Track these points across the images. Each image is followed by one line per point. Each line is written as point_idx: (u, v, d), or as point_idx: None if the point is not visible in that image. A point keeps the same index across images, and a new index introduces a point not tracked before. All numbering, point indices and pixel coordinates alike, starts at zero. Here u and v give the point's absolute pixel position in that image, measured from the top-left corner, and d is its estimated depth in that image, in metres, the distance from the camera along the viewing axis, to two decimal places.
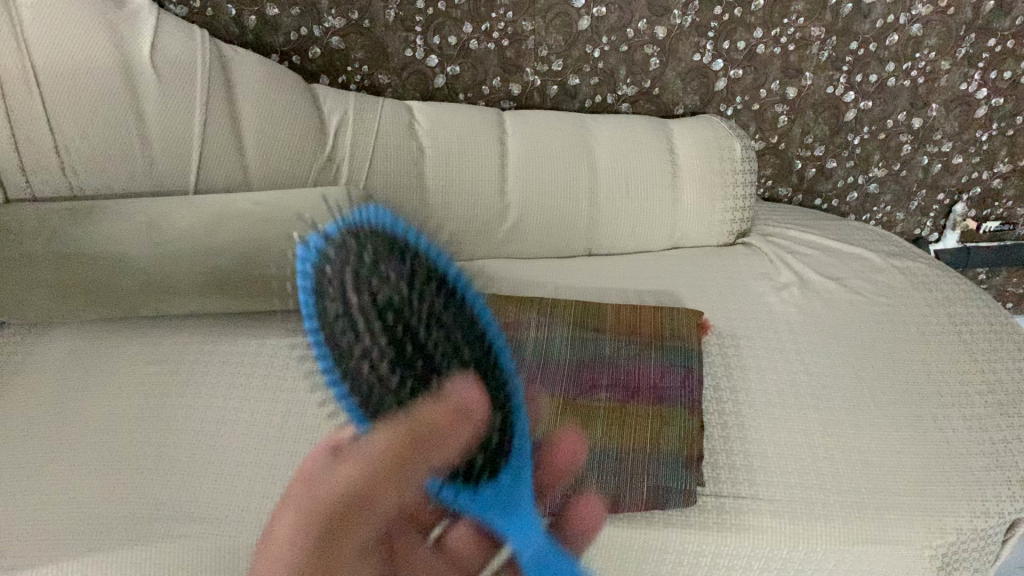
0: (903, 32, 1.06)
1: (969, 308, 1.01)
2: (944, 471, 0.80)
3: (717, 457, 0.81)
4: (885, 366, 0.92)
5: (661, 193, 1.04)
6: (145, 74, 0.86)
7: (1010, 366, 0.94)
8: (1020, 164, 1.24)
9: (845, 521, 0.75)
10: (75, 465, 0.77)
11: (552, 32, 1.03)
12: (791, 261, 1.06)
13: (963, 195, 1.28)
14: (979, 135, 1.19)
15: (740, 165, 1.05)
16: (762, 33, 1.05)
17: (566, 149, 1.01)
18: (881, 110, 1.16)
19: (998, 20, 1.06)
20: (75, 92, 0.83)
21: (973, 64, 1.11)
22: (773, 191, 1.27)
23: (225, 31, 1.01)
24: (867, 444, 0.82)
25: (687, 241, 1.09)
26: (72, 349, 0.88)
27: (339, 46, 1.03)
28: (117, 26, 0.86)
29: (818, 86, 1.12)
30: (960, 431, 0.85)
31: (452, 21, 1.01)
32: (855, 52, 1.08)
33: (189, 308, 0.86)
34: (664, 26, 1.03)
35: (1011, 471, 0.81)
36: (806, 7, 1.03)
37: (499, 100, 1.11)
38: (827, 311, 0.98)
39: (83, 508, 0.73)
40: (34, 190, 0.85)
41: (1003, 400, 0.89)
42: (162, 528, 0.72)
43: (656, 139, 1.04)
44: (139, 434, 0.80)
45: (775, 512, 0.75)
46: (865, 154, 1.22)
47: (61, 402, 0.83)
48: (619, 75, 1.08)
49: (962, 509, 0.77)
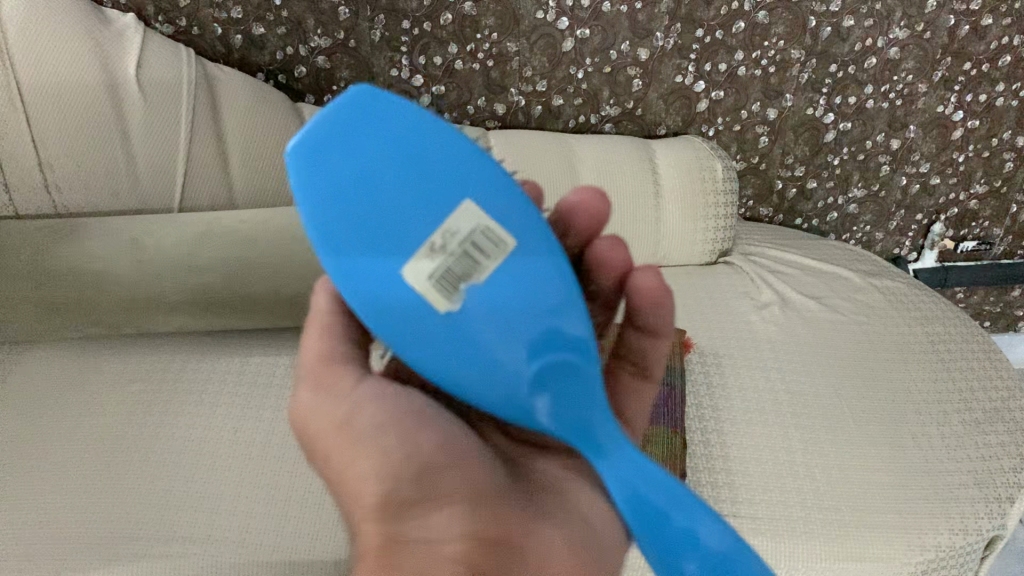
0: (881, 55, 1.08)
1: (948, 327, 1.02)
2: (922, 488, 0.81)
3: (699, 475, 0.82)
4: (864, 384, 0.93)
5: (644, 213, 1.04)
6: (131, 92, 0.86)
7: (987, 385, 0.95)
8: (996, 186, 1.26)
9: (825, 539, 0.75)
10: (55, 485, 0.76)
11: (536, 53, 1.04)
12: (773, 280, 1.07)
13: (941, 216, 1.30)
14: (956, 156, 1.21)
15: (721, 184, 1.07)
16: (743, 56, 1.07)
17: (551, 168, 1.01)
18: (859, 131, 1.17)
19: (973, 44, 1.08)
20: (61, 110, 0.83)
21: (948, 88, 1.13)
22: (754, 212, 1.28)
23: (211, 51, 1.01)
24: (848, 461, 0.83)
25: (670, 259, 1.10)
26: (54, 365, 0.88)
27: (325, 65, 1.04)
28: (103, 44, 0.86)
29: (798, 108, 1.14)
30: (939, 449, 0.86)
31: (437, 42, 1.02)
32: (833, 75, 1.10)
33: (173, 325, 0.87)
34: (646, 48, 1.05)
35: (988, 488, 0.82)
36: (786, 30, 1.04)
37: (484, 120, 1.12)
38: (807, 329, 0.99)
39: (64, 527, 0.73)
40: (16, 207, 0.86)
41: (980, 418, 0.90)
42: (144, 548, 0.72)
43: (636, 158, 1.05)
44: (122, 451, 0.80)
45: (756, 530, 0.76)
46: (844, 174, 1.23)
47: (41, 419, 0.82)
48: (602, 96, 1.10)
49: (940, 527, 0.78)
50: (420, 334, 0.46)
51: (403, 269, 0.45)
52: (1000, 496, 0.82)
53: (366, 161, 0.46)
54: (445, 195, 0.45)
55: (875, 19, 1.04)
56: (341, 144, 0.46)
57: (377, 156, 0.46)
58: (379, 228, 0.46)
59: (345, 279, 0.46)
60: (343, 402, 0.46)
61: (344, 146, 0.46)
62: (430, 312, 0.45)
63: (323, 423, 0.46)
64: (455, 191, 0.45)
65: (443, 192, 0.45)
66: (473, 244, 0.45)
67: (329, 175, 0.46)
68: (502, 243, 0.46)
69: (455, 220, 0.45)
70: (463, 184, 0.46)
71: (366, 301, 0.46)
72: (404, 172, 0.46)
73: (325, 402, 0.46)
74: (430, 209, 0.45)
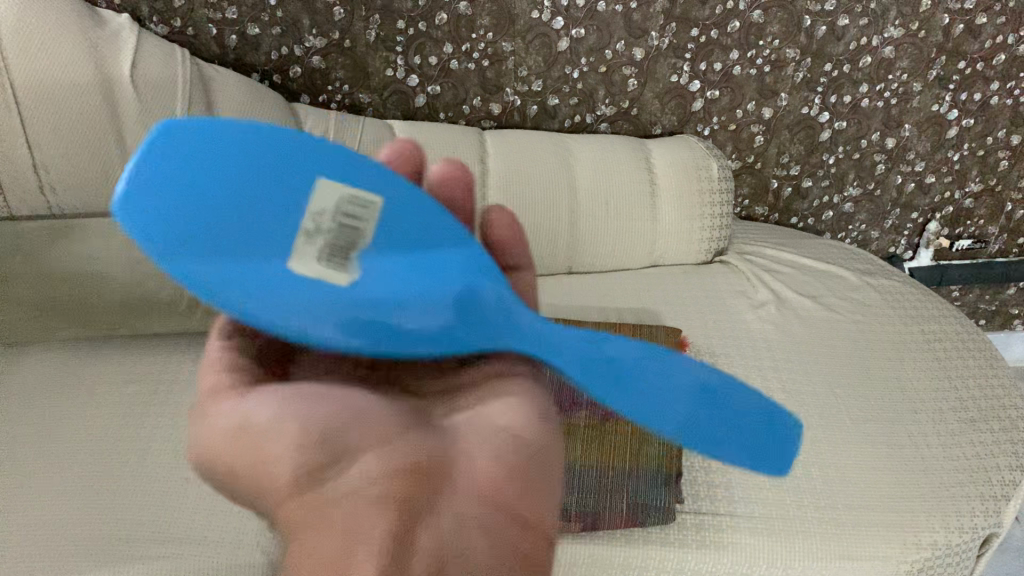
0: (876, 54, 1.08)
1: (944, 326, 1.02)
2: (918, 486, 0.81)
3: (696, 474, 0.81)
4: (860, 383, 0.93)
5: (639, 212, 1.04)
6: (125, 92, 0.86)
7: (983, 383, 0.95)
8: (991, 184, 1.26)
9: (821, 538, 0.75)
10: (50, 486, 0.76)
11: (531, 52, 1.04)
12: (768, 279, 1.07)
13: (936, 215, 1.30)
14: (951, 155, 1.22)
15: (717, 183, 1.06)
16: (738, 55, 1.07)
17: (546, 167, 1.01)
18: (855, 130, 1.18)
19: (968, 42, 1.09)
20: (55, 110, 0.82)
21: (943, 86, 1.13)
22: (749, 211, 1.28)
23: (205, 50, 1.01)
24: (844, 460, 0.83)
25: (666, 259, 1.10)
26: (48, 367, 0.88)
27: (320, 65, 1.03)
28: (97, 45, 0.86)
29: (792, 107, 1.14)
30: (935, 447, 0.86)
31: (433, 42, 1.02)
32: (828, 74, 1.10)
33: (171, 327, 0.88)
34: (641, 48, 1.05)
35: (985, 486, 0.82)
36: (781, 29, 1.04)
37: (479, 119, 1.12)
38: (803, 328, 0.99)
39: (57, 528, 0.73)
40: (12, 208, 0.85)
41: (976, 416, 0.90)
42: (139, 549, 0.72)
43: (633, 157, 1.05)
44: (118, 455, 0.79)
45: (754, 529, 0.76)
46: (840, 173, 1.23)
47: (35, 421, 0.82)
48: (597, 95, 1.10)
49: (937, 525, 0.78)
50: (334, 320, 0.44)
51: (289, 256, 0.44)
52: (996, 494, 0.82)
53: (207, 170, 0.44)
54: (300, 183, 0.45)
55: (870, 19, 1.05)
56: (173, 172, 0.43)
57: (222, 171, 0.44)
58: (251, 226, 0.44)
59: (242, 297, 0.43)
60: (235, 411, 0.43)
61: (173, 164, 0.44)
62: (333, 288, 0.44)
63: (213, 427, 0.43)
64: (310, 171, 0.45)
65: (301, 179, 0.45)
66: (346, 213, 0.45)
67: (171, 195, 0.43)
68: (372, 205, 0.46)
69: (319, 198, 0.45)
70: (312, 168, 0.46)
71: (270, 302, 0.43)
72: (252, 172, 0.45)
73: (212, 417, 0.44)
74: (297, 189, 0.45)
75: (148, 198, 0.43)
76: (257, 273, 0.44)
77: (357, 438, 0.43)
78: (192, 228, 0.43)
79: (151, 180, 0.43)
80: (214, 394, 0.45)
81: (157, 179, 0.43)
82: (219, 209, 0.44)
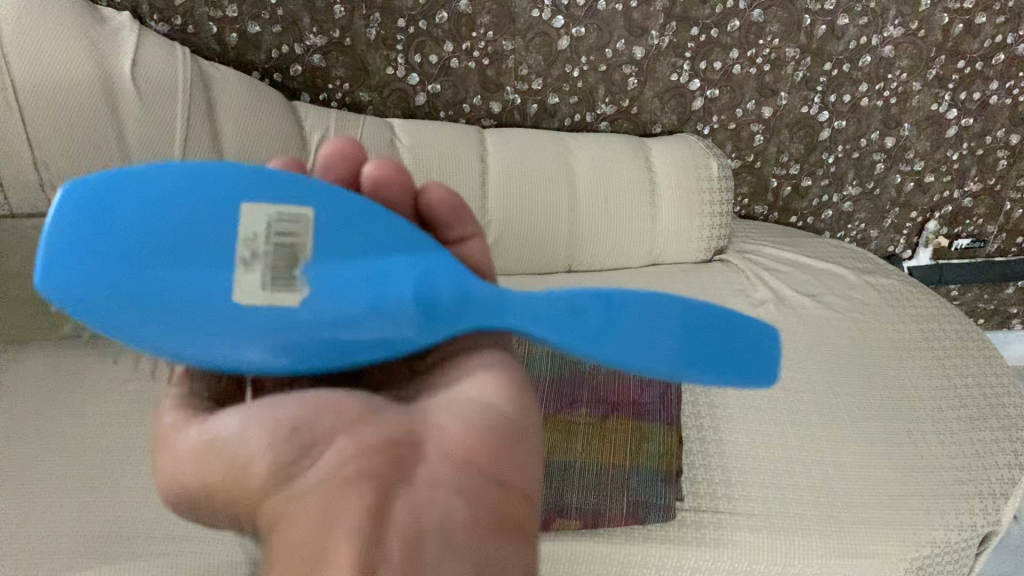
0: (875, 53, 1.09)
1: (942, 324, 1.03)
2: (917, 484, 0.81)
3: (696, 472, 0.82)
4: (859, 382, 0.93)
5: (638, 211, 1.05)
6: (125, 90, 0.86)
7: (981, 382, 0.95)
8: (990, 184, 1.26)
9: (820, 535, 0.76)
10: (51, 484, 0.76)
11: (531, 51, 1.04)
12: (768, 278, 1.07)
13: (935, 214, 1.30)
14: (950, 154, 1.22)
15: (716, 183, 1.07)
16: (738, 54, 1.07)
17: (546, 165, 1.02)
18: (854, 129, 1.18)
19: (967, 42, 1.09)
20: (55, 108, 0.82)
21: (943, 85, 1.13)
22: (749, 209, 1.29)
23: (205, 49, 1.01)
24: (843, 458, 0.83)
25: (665, 257, 1.10)
26: (49, 365, 0.88)
27: (320, 64, 1.03)
28: (98, 43, 0.86)
29: (793, 106, 1.14)
30: (934, 445, 0.86)
31: (433, 40, 1.02)
32: (828, 73, 1.10)
33: None
34: (641, 46, 1.05)
35: (983, 484, 0.82)
36: (781, 28, 1.05)
37: (479, 118, 1.12)
38: (803, 327, 0.99)
39: (58, 526, 0.73)
40: (11, 206, 0.85)
41: (975, 415, 0.91)
42: (141, 546, 0.72)
43: (633, 156, 1.05)
44: (119, 453, 0.80)
45: (753, 527, 0.76)
46: (839, 172, 1.23)
47: (36, 420, 0.82)
48: (597, 94, 1.10)
49: (936, 523, 0.78)
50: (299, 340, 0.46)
51: (230, 290, 0.45)
52: (995, 492, 0.82)
53: (124, 223, 0.45)
54: (222, 211, 0.46)
55: (870, 18, 1.05)
56: (92, 235, 0.45)
57: (139, 221, 0.45)
58: (187, 271, 0.45)
59: (199, 339, 0.45)
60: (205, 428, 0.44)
61: (94, 228, 0.45)
62: (281, 311, 0.45)
63: (175, 449, 0.45)
64: (231, 197, 0.46)
65: (221, 208, 0.46)
66: (276, 233, 0.45)
67: (92, 258, 0.45)
68: (299, 217, 0.46)
69: (246, 223, 0.45)
70: (231, 193, 0.46)
71: (227, 336, 0.45)
72: (172, 212, 0.46)
73: (172, 444, 0.45)
74: (220, 219, 0.45)
75: (74, 268, 0.44)
76: (207, 314, 0.45)
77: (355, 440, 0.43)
78: (130, 284, 0.45)
79: (70, 250, 0.44)
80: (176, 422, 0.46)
81: (76, 246, 0.45)
82: (145, 258, 0.45)
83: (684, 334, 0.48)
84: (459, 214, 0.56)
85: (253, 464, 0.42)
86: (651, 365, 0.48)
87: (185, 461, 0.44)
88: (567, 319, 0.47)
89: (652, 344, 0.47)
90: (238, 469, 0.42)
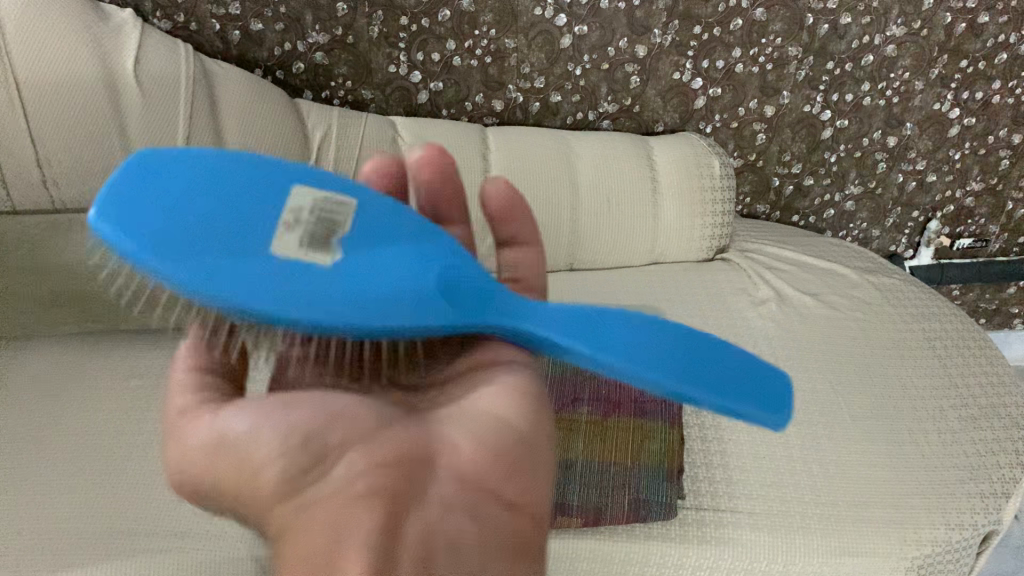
0: (878, 52, 1.09)
1: (944, 324, 1.02)
2: (919, 483, 0.81)
3: (697, 470, 0.81)
4: (861, 381, 0.93)
5: (641, 210, 1.05)
6: (129, 86, 0.86)
7: (983, 381, 0.95)
8: (992, 183, 1.26)
9: (822, 533, 0.75)
10: (51, 479, 0.76)
11: (534, 49, 1.04)
12: (769, 277, 1.07)
13: (937, 213, 1.30)
14: (952, 154, 1.22)
15: (718, 181, 1.07)
16: (740, 53, 1.07)
17: (548, 163, 1.01)
18: (856, 128, 1.18)
19: (969, 41, 1.09)
20: (59, 105, 0.82)
21: (945, 85, 1.13)
22: (750, 209, 1.29)
23: (208, 46, 1.01)
24: (844, 457, 0.83)
25: (667, 256, 1.10)
26: (51, 362, 0.88)
27: (323, 61, 1.04)
28: (101, 40, 0.86)
29: (795, 105, 1.14)
30: (936, 444, 0.86)
31: (436, 38, 1.02)
32: (831, 72, 1.10)
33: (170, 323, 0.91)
34: (644, 45, 1.05)
35: (985, 484, 0.82)
36: (783, 27, 1.05)
37: (482, 116, 1.11)
38: (805, 327, 0.99)
39: (58, 522, 0.73)
40: (14, 202, 0.84)
41: (976, 414, 0.91)
42: (141, 543, 0.72)
43: (635, 153, 1.05)
44: (120, 450, 0.80)
45: (754, 525, 0.76)
46: (841, 171, 1.23)
47: (37, 416, 0.82)
48: (600, 92, 1.10)
49: (937, 522, 0.78)
50: (357, 306, 0.40)
51: (273, 245, 0.40)
52: (996, 492, 0.82)
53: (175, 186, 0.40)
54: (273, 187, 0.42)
55: (872, 17, 1.05)
56: (145, 189, 0.39)
57: (191, 186, 0.40)
58: (247, 234, 0.39)
59: (257, 294, 0.38)
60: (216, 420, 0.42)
61: (142, 184, 0.39)
62: (335, 276, 0.40)
63: (178, 446, 0.43)
64: (279, 181, 0.42)
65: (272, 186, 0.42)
66: (324, 212, 0.42)
67: (152, 211, 0.38)
68: (345, 205, 0.44)
69: (295, 198, 0.42)
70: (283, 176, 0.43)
71: (287, 295, 0.39)
72: (226, 181, 0.41)
73: (186, 432, 0.43)
74: (257, 198, 0.41)
75: (125, 215, 0.37)
76: (271, 274, 0.39)
77: (357, 444, 0.43)
78: (184, 238, 0.38)
79: (125, 205, 0.38)
80: (186, 404, 0.44)
81: (129, 200, 0.38)
82: (200, 218, 0.39)
83: (698, 358, 0.45)
84: (514, 213, 0.55)
85: (261, 472, 0.41)
86: (661, 374, 0.43)
87: (189, 461, 0.43)
88: (585, 314, 0.45)
89: (667, 355, 0.44)
90: (246, 476, 0.42)
